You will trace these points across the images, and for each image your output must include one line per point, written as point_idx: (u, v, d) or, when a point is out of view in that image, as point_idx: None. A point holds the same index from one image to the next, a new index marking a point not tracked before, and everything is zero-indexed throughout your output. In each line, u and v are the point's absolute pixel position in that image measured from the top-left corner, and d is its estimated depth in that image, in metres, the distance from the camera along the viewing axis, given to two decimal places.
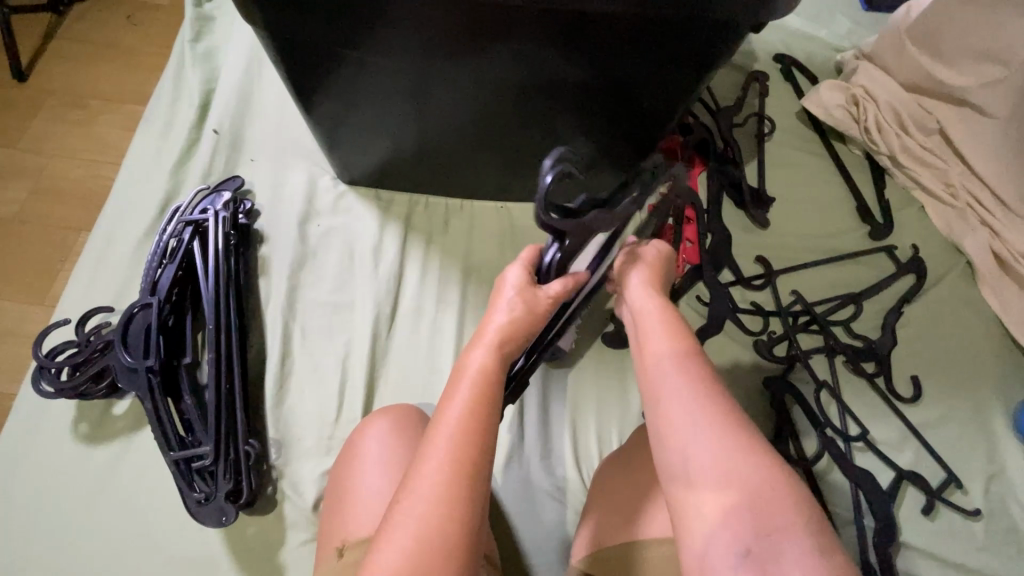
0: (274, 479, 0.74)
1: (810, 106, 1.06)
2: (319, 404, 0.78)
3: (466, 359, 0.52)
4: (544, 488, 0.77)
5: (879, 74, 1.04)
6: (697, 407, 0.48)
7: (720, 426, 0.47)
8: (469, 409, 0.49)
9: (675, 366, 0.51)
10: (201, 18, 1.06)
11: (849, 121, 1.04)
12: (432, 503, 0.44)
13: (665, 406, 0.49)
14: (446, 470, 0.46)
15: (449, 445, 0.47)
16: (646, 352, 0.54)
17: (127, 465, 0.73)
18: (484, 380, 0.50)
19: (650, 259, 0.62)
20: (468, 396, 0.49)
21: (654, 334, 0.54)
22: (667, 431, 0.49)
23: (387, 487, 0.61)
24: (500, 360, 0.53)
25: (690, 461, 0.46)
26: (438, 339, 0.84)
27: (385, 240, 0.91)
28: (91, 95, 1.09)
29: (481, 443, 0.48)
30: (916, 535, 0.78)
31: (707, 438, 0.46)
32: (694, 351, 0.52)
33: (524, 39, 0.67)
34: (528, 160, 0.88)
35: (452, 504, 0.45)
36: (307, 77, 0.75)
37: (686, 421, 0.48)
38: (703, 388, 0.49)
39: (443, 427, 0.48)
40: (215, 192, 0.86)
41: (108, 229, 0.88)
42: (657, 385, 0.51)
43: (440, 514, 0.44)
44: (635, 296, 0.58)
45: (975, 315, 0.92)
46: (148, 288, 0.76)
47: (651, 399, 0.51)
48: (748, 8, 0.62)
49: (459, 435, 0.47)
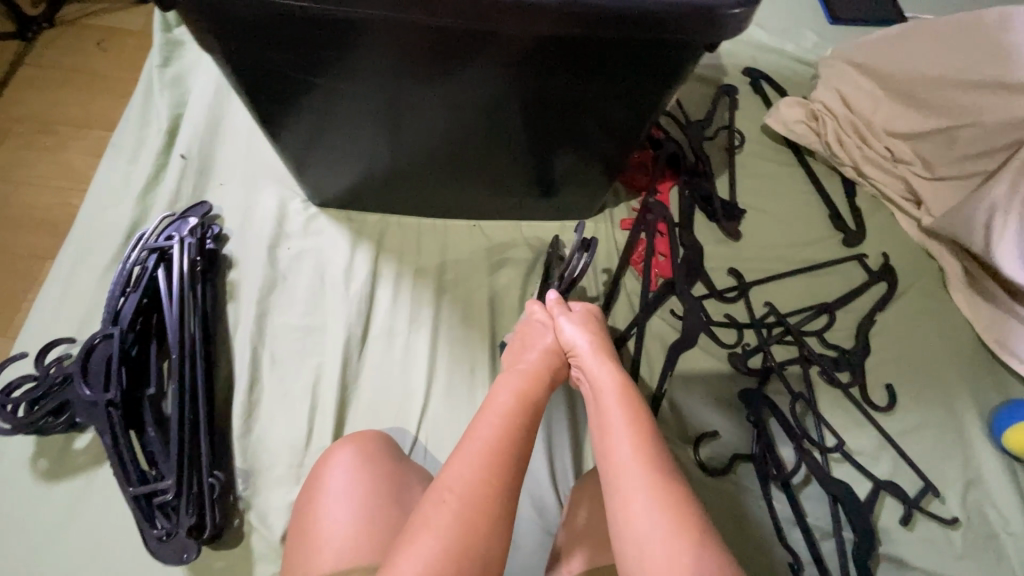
0: (241, 511, 0.72)
1: (772, 123, 1.07)
2: (291, 431, 0.77)
3: (494, 396, 0.60)
4: (524, 506, 0.76)
5: (834, 96, 1.05)
6: (651, 478, 0.52)
7: (674, 501, 0.51)
8: (505, 428, 0.56)
9: (631, 432, 0.56)
10: (170, 43, 1.05)
11: (813, 137, 1.04)
12: (470, 508, 0.50)
13: (621, 471, 0.54)
14: (481, 479, 0.51)
15: (472, 468, 0.52)
16: (603, 416, 0.59)
17: (87, 502, 0.71)
18: (508, 413, 0.58)
19: (586, 316, 0.71)
20: (504, 418, 0.57)
21: (611, 402, 0.60)
22: (622, 496, 0.52)
23: (355, 517, 0.60)
24: (525, 391, 0.61)
25: (644, 533, 0.50)
26: (411, 359, 0.83)
27: (356, 261, 0.90)
28: (59, 121, 1.08)
29: (500, 469, 0.53)
30: (893, 545, 0.78)
31: (661, 513, 0.50)
32: (647, 422, 0.58)
33: (490, 63, 0.67)
34: (501, 181, 0.89)
35: (489, 511, 0.50)
36: (270, 103, 0.74)
37: (639, 486, 0.52)
38: (659, 457, 0.55)
39: (468, 450, 0.54)
40: (182, 218, 0.84)
41: (73, 258, 0.86)
42: (615, 448, 0.55)
43: (477, 522, 0.49)
44: (595, 359, 0.65)
45: (946, 322, 0.92)
46: (110, 318, 0.74)
47: (607, 461, 0.56)
48: (700, 29, 0.62)
49: (481, 458, 0.53)
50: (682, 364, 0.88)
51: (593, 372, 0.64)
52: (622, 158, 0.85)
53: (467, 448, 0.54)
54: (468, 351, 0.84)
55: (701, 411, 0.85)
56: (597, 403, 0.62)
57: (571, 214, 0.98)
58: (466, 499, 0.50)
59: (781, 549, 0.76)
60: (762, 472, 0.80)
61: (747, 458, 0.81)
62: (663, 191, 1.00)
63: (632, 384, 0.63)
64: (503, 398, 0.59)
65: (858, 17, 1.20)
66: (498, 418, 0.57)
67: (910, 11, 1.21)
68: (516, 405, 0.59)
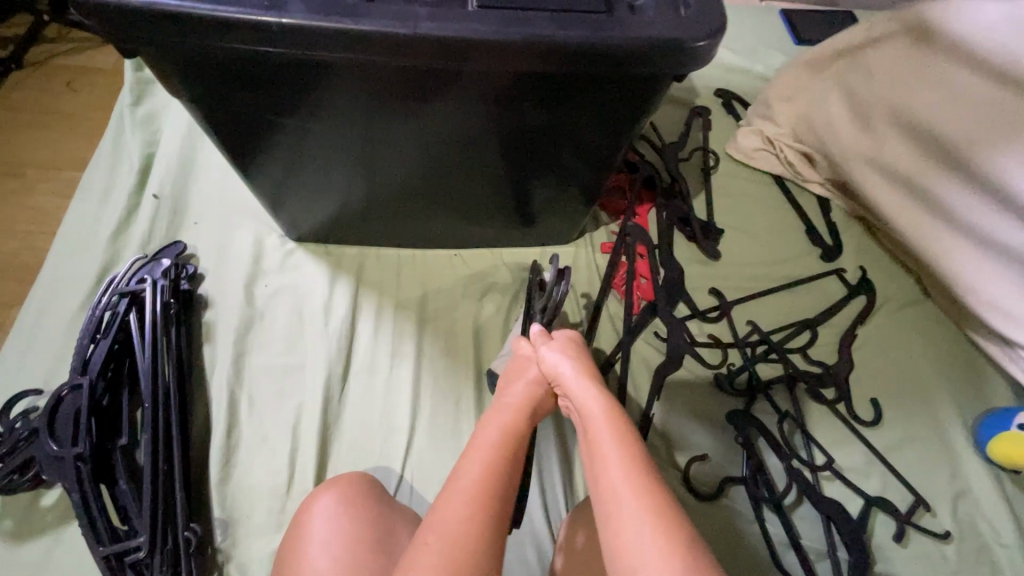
0: (220, 564, 0.69)
1: (732, 151, 1.10)
2: (270, 475, 0.75)
3: (478, 433, 0.58)
4: (516, 542, 0.74)
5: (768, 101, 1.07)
6: (641, 506, 0.51)
7: (668, 528, 0.49)
8: (491, 463, 0.54)
9: (621, 459, 0.54)
10: (141, 82, 1.04)
11: (774, 163, 1.08)
12: (457, 551, 0.48)
13: (613, 501, 0.52)
14: (467, 516, 0.50)
15: (458, 510, 0.50)
16: (592, 445, 0.57)
17: (56, 563, 0.68)
18: (491, 446, 0.56)
19: (569, 344, 0.69)
20: (489, 453, 0.55)
21: (598, 430, 0.58)
22: (612, 525, 0.51)
23: (337, 569, 0.58)
24: (507, 427, 0.59)
25: (637, 563, 0.48)
26: (393, 395, 0.81)
27: (335, 296, 0.89)
28: (27, 162, 1.06)
29: (487, 509, 0.51)
30: (887, 563, 0.77)
31: (654, 543, 0.48)
32: (637, 447, 0.56)
33: (463, 97, 0.67)
34: (479, 211, 0.88)
35: (475, 550, 0.49)
36: (242, 144, 0.74)
37: (631, 515, 0.50)
38: (649, 481, 0.53)
39: (454, 491, 0.52)
40: (155, 259, 0.82)
41: (41, 304, 0.84)
42: (606, 479, 0.54)
43: (465, 567, 0.48)
44: (579, 387, 0.62)
45: (925, 333, 0.93)
46: (78, 367, 0.71)
47: (599, 492, 0.54)
48: (666, 65, 0.63)
49: (468, 499, 0.51)
50: (669, 385, 0.88)
51: (578, 398, 0.62)
52: (598, 185, 0.85)
53: (452, 488, 0.52)
54: (453, 383, 0.83)
55: (691, 432, 0.85)
56: (586, 432, 0.60)
57: (552, 240, 0.98)
58: (453, 540, 0.49)
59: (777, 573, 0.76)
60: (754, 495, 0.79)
61: (737, 481, 0.81)
62: (640, 214, 1.01)
63: (620, 407, 0.60)
64: (489, 433, 0.58)
65: (823, 37, 1.23)
66: (483, 454, 0.55)
67: None
68: (501, 440, 0.57)
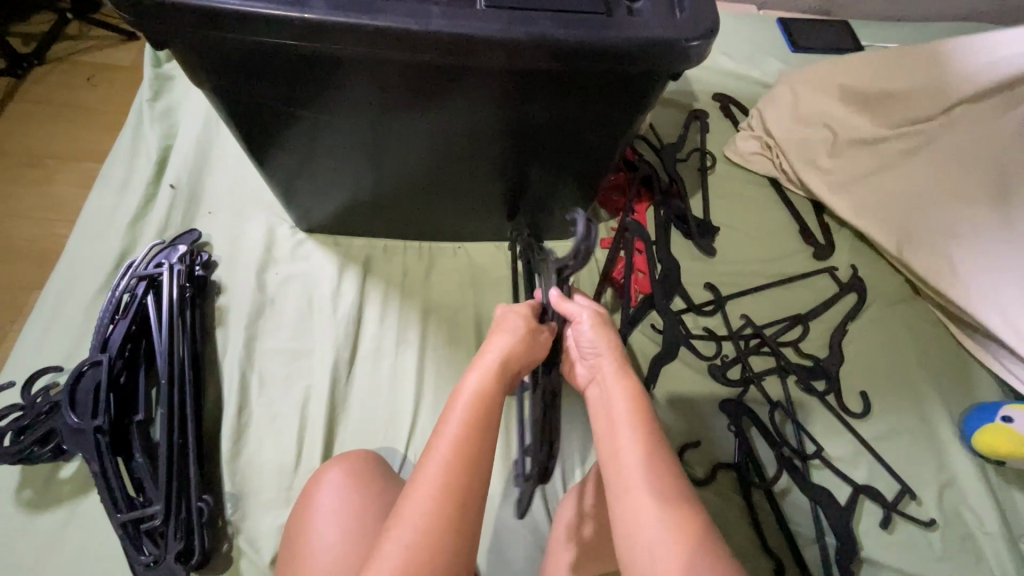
0: (230, 536, 0.72)
1: (729, 154, 1.13)
2: (279, 453, 0.78)
3: (462, 383, 0.56)
4: (513, 521, 0.77)
5: (778, 101, 1.09)
6: (654, 492, 0.52)
7: (682, 517, 0.50)
8: (470, 427, 0.53)
9: (639, 445, 0.55)
10: (160, 78, 1.08)
11: (769, 165, 1.11)
12: (441, 508, 0.49)
13: (627, 484, 0.53)
14: (446, 484, 0.50)
15: (440, 472, 0.50)
16: (610, 428, 0.57)
17: (72, 531, 0.70)
18: (475, 404, 0.54)
19: (596, 321, 0.66)
20: (460, 421, 0.53)
21: (621, 423, 0.57)
22: (630, 515, 0.51)
23: (343, 537, 0.61)
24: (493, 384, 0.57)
25: (647, 544, 0.50)
26: (399, 379, 0.85)
27: (343, 285, 0.92)
28: (47, 153, 1.10)
29: (468, 473, 0.51)
30: (874, 549, 0.80)
31: (666, 528, 0.50)
32: (656, 435, 0.56)
33: (479, 86, 0.70)
34: (483, 206, 0.92)
35: (457, 509, 0.49)
36: (260, 135, 0.77)
37: (644, 500, 0.51)
38: (662, 468, 0.53)
39: (438, 450, 0.52)
40: (172, 246, 0.86)
41: (61, 286, 0.87)
42: (622, 461, 0.54)
43: (445, 526, 0.48)
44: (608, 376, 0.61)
45: (914, 330, 0.96)
46: (99, 345, 0.75)
47: (613, 471, 0.54)
48: (666, 60, 0.67)
49: (449, 460, 0.51)
50: (665, 374, 0.91)
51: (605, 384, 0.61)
52: (598, 181, 0.89)
53: (435, 446, 0.52)
54: (455, 369, 0.86)
55: (686, 420, 0.87)
56: (605, 413, 0.59)
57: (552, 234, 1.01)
58: (434, 502, 0.49)
59: (766, 556, 0.78)
60: (744, 481, 0.81)
61: (729, 467, 0.83)
62: (639, 211, 1.04)
63: (644, 394, 0.60)
64: (463, 399, 0.55)
65: (819, 45, 1.26)
66: (464, 415, 0.54)
67: (867, 39, 1.29)
68: (482, 403, 0.55)
